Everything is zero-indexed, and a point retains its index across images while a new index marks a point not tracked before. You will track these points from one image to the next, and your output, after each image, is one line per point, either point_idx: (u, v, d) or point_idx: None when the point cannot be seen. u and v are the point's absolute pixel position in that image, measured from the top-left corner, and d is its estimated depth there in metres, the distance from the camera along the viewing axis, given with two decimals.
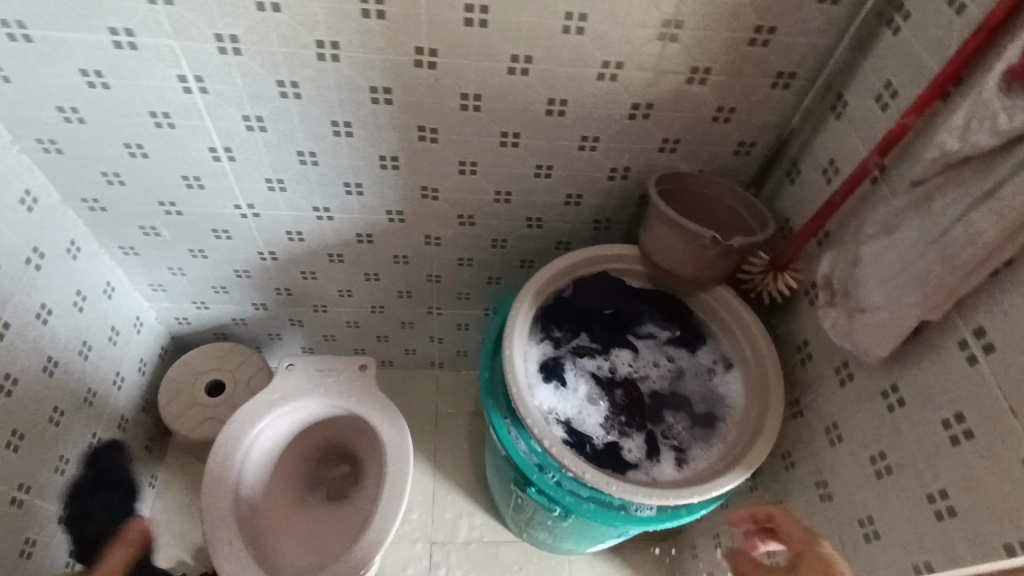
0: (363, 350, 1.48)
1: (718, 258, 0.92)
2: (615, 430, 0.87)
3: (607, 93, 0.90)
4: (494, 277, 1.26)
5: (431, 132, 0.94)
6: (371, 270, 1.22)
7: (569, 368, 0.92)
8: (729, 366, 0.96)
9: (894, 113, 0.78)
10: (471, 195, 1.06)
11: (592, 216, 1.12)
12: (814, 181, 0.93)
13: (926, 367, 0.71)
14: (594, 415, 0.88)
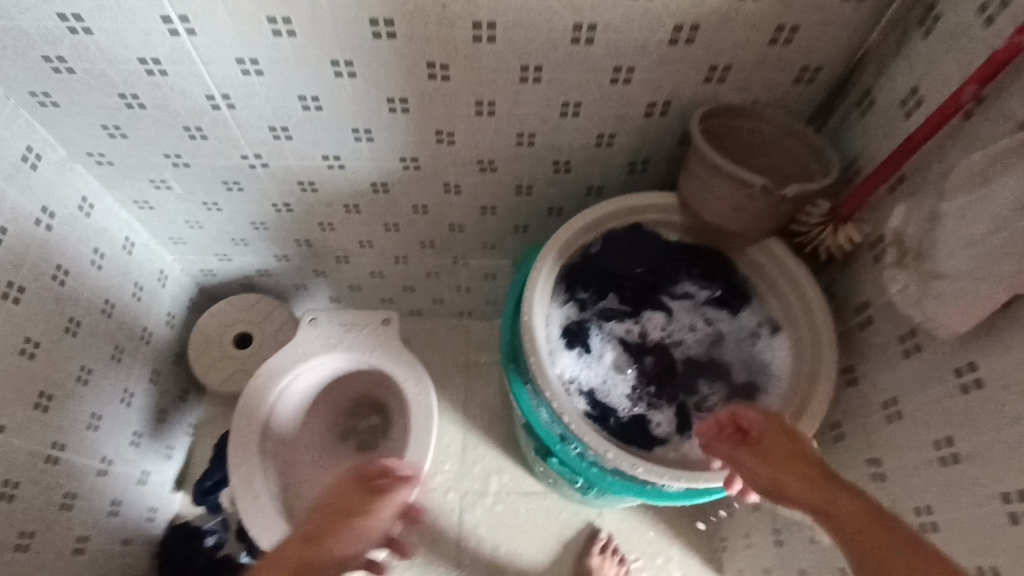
0: (389, 300, 1.44)
1: (768, 209, 0.81)
2: (642, 403, 0.81)
3: (643, 16, 0.76)
4: (520, 225, 1.17)
5: (442, 69, 0.84)
6: (390, 220, 1.16)
7: (594, 334, 0.85)
8: (775, 329, 0.87)
9: (1002, 29, 0.62)
10: (491, 139, 0.96)
11: (627, 158, 1.01)
12: (890, 114, 0.78)
13: (1014, 346, 0.60)
14: (619, 387, 0.82)
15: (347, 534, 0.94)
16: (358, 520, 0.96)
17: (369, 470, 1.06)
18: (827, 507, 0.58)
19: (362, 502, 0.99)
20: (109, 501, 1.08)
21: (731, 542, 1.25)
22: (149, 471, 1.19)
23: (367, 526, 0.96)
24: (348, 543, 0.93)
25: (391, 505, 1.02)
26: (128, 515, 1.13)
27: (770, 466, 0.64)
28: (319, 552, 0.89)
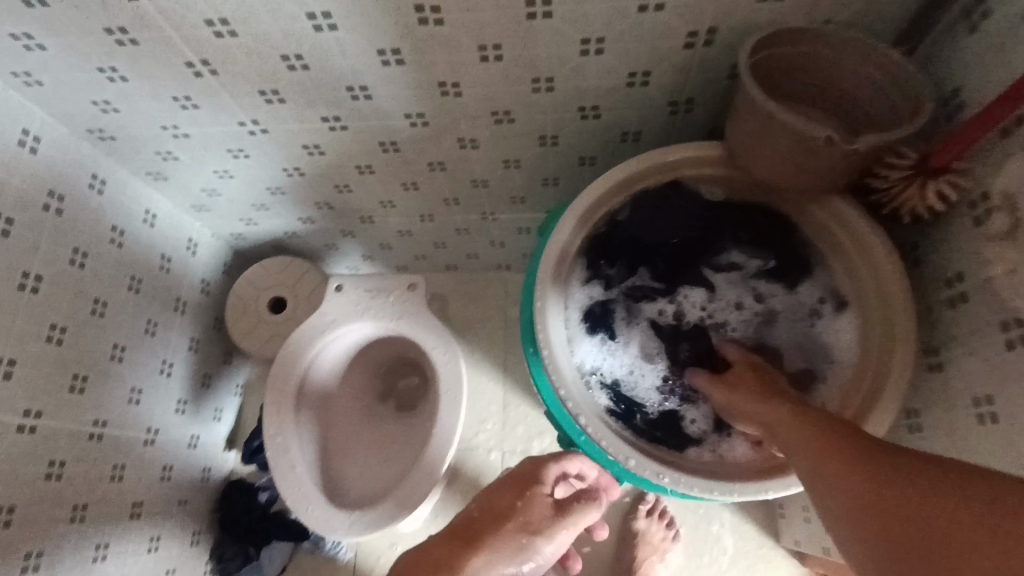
0: (422, 257, 1.37)
1: (834, 166, 0.65)
2: (673, 396, 0.75)
3: None
4: (550, 178, 1.05)
5: (434, 13, 0.71)
6: (408, 179, 1.06)
7: (620, 319, 0.77)
8: (841, 305, 0.74)
9: None
10: (502, 88, 0.83)
11: (667, 99, 0.84)
12: (1009, 32, 0.59)
13: None
14: (649, 380, 0.75)
15: (533, 538, 0.84)
16: (536, 531, 0.84)
17: (531, 467, 0.89)
18: (777, 429, 0.60)
19: (536, 523, 0.85)
20: (161, 467, 1.13)
21: (790, 512, 1.16)
22: (198, 435, 1.24)
23: (541, 538, 0.84)
24: (524, 553, 0.83)
25: (574, 525, 0.88)
26: (182, 477, 1.19)
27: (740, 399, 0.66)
28: (485, 544, 0.81)
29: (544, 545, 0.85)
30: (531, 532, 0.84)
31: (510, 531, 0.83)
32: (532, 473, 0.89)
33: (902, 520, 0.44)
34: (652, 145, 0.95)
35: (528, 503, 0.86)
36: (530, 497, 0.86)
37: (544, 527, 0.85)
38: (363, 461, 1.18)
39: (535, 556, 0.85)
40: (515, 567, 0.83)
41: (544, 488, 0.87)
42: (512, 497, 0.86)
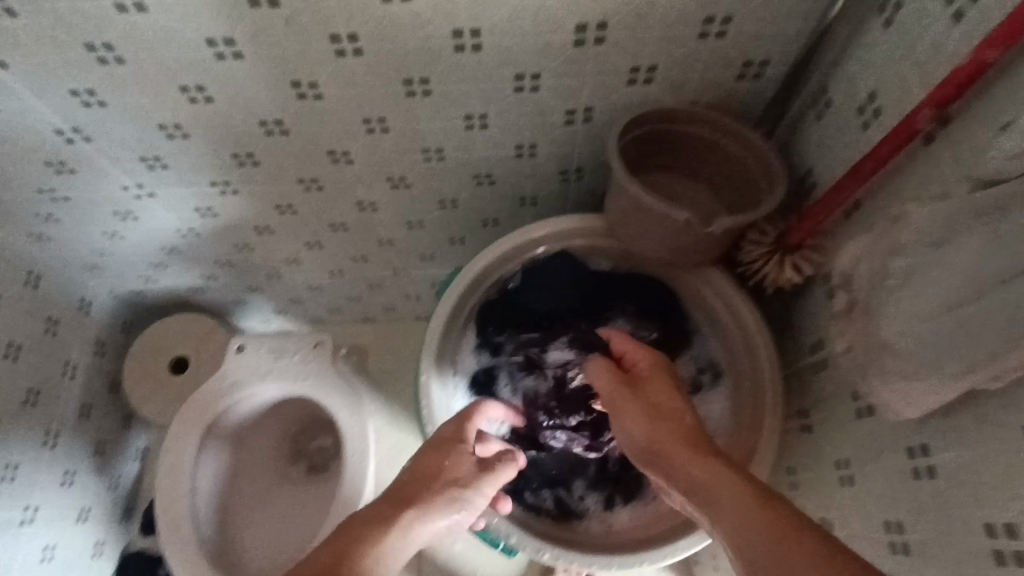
0: (337, 311, 1.33)
1: (700, 244, 0.69)
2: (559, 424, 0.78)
3: (534, 16, 0.62)
4: (455, 237, 1.05)
5: (311, 88, 0.71)
6: (311, 239, 1.04)
7: (533, 350, 0.78)
8: (719, 376, 0.76)
9: (969, 31, 0.47)
10: (391, 155, 0.83)
11: (556, 167, 0.86)
12: (844, 124, 0.63)
13: (978, 443, 0.48)
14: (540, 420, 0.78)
15: (458, 487, 0.62)
16: (465, 483, 0.63)
17: (439, 438, 0.67)
18: (698, 461, 0.54)
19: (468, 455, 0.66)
20: (42, 547, 1.05)
21: None
22: (89, 507, 1.16)
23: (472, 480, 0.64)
24: (453, 503, 0.61)
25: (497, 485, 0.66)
26: (68, 556, 1.11)
27: (648, 418, 0.60)
28: (359, 555, 0.51)
29: (480, 487, 0.64)
30: (452, 485, 0.62)
31: (404, 536, 0.56)
32: (435, 468, 0.64)
33: None
34: (550, 209, 0.97)
35: (435, 489, 0.61)
36: (437, 483, 0.62)
37: (474, 477, 0.64)
38: (266, 531, 1.13)
39: (479, 502, 0.64)
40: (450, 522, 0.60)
41: (465, 449, 0.66)
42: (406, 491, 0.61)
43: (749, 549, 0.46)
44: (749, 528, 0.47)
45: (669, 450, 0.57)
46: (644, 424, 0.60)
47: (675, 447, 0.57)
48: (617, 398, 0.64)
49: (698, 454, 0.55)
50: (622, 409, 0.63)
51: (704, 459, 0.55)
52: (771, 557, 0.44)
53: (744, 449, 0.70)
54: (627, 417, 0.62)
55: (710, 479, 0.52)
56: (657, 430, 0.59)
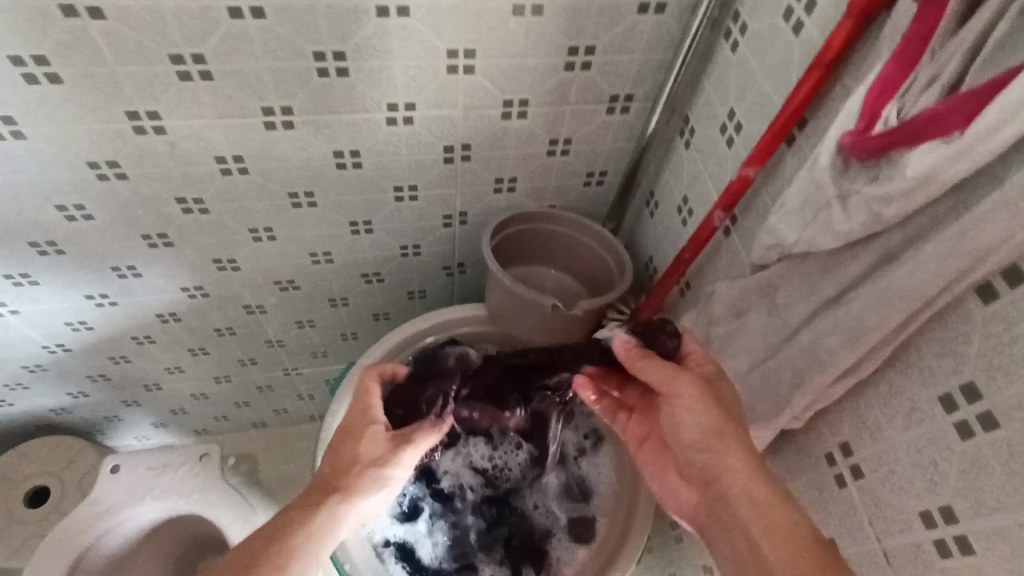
0: (224, 419, 1.28)
1: (570, 324, 0.78)
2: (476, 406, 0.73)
3: (407, 139, 0.72)
4: (348, 332, 1.08)
5: (197, 203, 0.74)
6: (195, 345, 1.02)
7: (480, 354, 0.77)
8: (599, 441, 0.82)
9: (740, 151, 0.62)
10: (280, 261, 0.87)
11: (440, 264, 0.94)
12: (670, 219, 0.77)
13: (799, 477, 0.57)
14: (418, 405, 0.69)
15: (376, 466, 0.62)
16: (384, 462, 0.63)
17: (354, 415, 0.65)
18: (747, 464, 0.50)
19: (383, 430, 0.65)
20: None
21: None
22: None
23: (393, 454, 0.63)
24: (373, 486, 0.61)
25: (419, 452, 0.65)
26: None
27: (715, 414, 0.53)
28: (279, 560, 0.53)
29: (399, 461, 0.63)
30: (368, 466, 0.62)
31: (329, 530, 0.57)
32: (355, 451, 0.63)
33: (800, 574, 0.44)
34: (438, 301, 1.03)
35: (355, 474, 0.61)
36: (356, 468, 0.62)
37: (395, 452, 0.63)
38: None
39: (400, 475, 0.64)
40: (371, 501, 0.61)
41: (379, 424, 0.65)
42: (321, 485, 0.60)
43: (769, 552, 0.46)
44: (772, 538, 0.46)
45: (727, 449, 0.51)
46: (716, 417, 0.52)
47: (735, 449, 0.51)
48: (680, 383, 0.54)
49: (749, 456, 0.51)
50: (685, 393, 0.54)
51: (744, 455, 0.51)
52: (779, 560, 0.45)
53: (629, 506, 0.75)
54: (690, 407, 0.54)
55: (758, 490, 0.49)
56: (726, 430, 0.52)
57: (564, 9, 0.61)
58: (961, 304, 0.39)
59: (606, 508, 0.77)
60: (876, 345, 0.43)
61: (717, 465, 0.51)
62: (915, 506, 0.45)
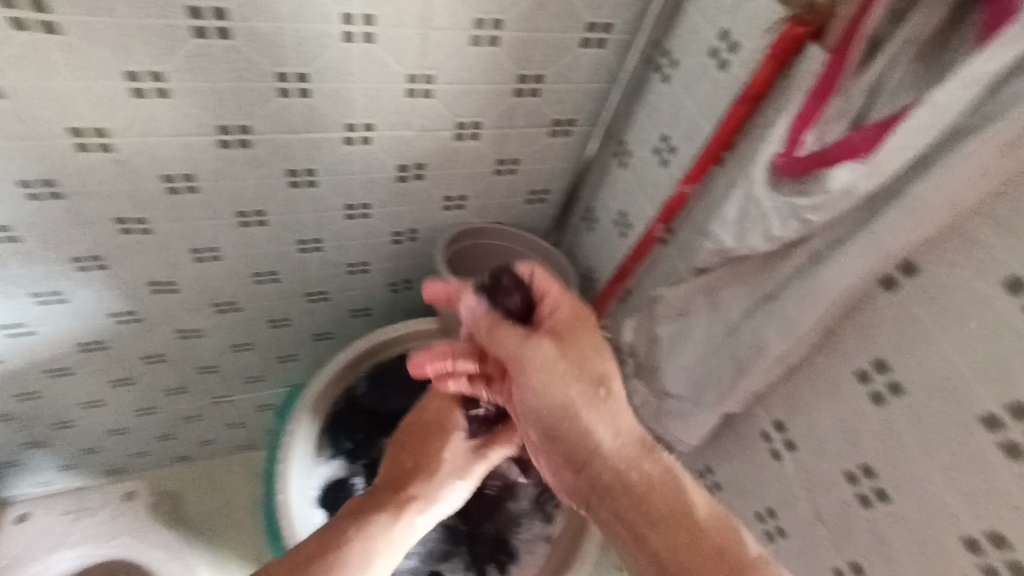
0: (143, 455, 1.19)
1: None
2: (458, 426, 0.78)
3: (363, 158, 0.73)
4: (286, 354, 1.06)
5: (138, 223, 0.71)
6: (119, 375, 0.96)
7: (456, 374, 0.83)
8: None
9: (674, 170, 0.69)
10: (220, 282, 0.84)
11: (386, 280, 0.95)
12: (609, 232, 0.84)
13: (740, 456, 0.64)
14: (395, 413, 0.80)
15: (442, 478, 0.59)
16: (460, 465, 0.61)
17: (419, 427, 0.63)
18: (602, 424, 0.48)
19: (455, 445, 0.62)
20: None
21: None
22: None
23: (414, 506, 0.56)
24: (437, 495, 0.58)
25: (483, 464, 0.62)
26: None
27: (569, 375, 0.49)
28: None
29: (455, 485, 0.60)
30: (435, 478, 0.59)
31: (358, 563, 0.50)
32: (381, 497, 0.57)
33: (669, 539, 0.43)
34: (381, 317, 1.04)
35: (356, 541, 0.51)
36: (379, 526, 0.53)
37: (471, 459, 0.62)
38: None
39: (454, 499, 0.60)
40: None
41: (459, 435, 0.63)
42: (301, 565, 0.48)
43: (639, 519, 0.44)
44: (663, 521, 0.44)
45: (592, 417, 0.48)
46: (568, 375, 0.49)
47: (595, 411, 0.48)
48: (532, 355, 0.49)
49: (606, 413, 0.48)
50: (537, 358, 0.49)
51: (598, 414, 0.48)
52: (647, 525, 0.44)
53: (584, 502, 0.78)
54: (548, 366, 0.49)
55: (632, 462, 0.46)
56: (584, 395, 0.48)
57: (516, 41, 0.66)
58: (870, 295, 0.48)
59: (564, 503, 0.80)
60: (806, 331, 0.50)
61: (585, 441, 0.48)
62: (840, 468, 0.53)
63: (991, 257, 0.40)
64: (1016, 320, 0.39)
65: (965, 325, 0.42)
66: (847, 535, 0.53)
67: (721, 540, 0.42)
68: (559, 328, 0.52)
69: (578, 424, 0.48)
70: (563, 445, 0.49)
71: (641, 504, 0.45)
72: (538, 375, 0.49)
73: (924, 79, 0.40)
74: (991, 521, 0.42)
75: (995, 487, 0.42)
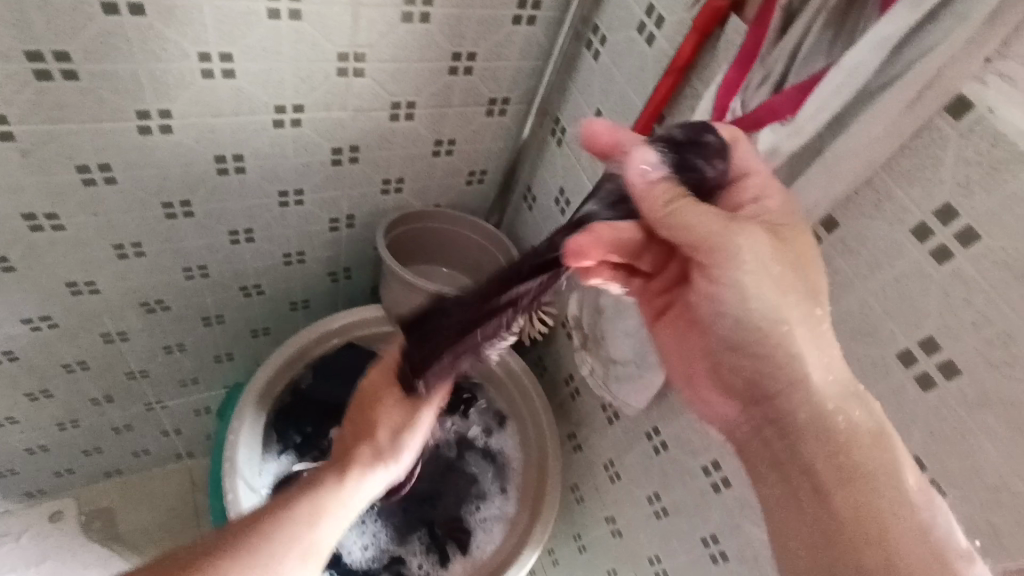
0: (68, 473, 1.10)
1: None
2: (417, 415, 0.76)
3: (294, 141, 0.71)
4: (222, 353, 1.01)
5: (50, 219, 0.66)
6: (36, 388, 0.89)
7: None
8: (503, 420, 0.85)
9: None
10: (146, 279, 0.80)
11: (325, 269, 0.93)
12: (548, 209, 0.85)
13: (684, 414, 0.68)
14: None
15: (380, 440, 0.55)
16: (403, 425, 0.54)
17: (363, 394, 0.57)
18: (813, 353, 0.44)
19: (390, 406, 0.54)
20: None
21: None
22: None
23: (353, 473, 0.53)
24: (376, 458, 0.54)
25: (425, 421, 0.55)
26: None
27: (777, 276, 0.43)
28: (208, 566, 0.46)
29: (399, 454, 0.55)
30: (371, 443, 0.54)
31: (293, 536, 0.49)
32: (323, 468, 0.55)
33: (846, 500, 0.41)
34: (322, 309, 1.01)
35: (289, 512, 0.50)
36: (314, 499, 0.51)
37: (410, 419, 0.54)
38: None
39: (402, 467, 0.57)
40: (313, 548, 0.49)
41: (390, 396, 0.54)
42: (229, 546, 0.47)
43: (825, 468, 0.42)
44: (850, 481, 0.42)
45: (794, 334, 0.43)
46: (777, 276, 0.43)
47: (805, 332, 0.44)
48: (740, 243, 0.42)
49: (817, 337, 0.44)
50: (746, 250, 0.42)
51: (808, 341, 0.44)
52: (833, 477, 0.42)
53: (537, 476, 0.80)
54: (750, 263, 0.43)
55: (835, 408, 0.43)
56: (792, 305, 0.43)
57: (448, 18, 0.66)
58: None
59: (518, 480, 0.81)
60: None
61: (794, 371, 0.44)
62: None
63: (900, 208, 0.44)
64: (924, 263, 0.44)
65: (879, 272, 0.46)
66: None
67: (895, 510, 0.40)
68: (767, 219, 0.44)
69: (780, 346, 0.44)
70: (751, 359, 0.45)
71: (823, 457, 0.43)
72: (733, 277, 0.43)
73: (835, 45, 0.43)
74: (911, 447, 0.47)
75: (912, 416, 0.46)
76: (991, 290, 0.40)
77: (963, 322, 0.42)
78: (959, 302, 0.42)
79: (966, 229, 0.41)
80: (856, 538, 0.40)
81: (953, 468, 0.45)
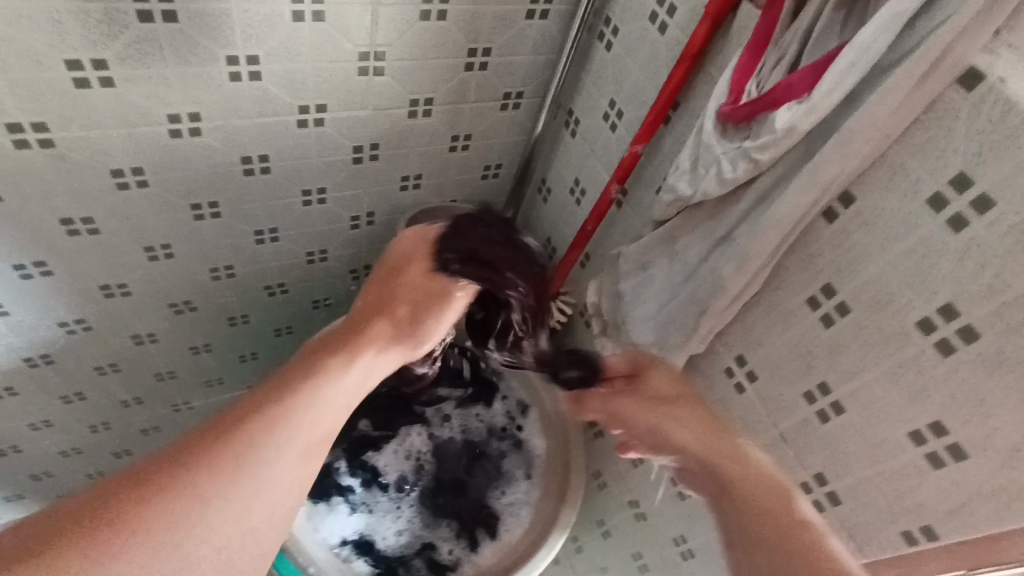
0: (98, 475, 1.13)
1: None
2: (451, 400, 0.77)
3: (317, 141, 0.73)
4: (247, 353, 1.03)
5: (85, 223, 0.69)
6: (69, 391, 0.91)
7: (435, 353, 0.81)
8: (526, 409, 0.87)
9: (624, 133, 0.73)
10: (175, 280, 0.82)
11: (346, 266, 0.95)
12: (564, 200, 0.87)
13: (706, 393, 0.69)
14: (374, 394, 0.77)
15: (385, 321, 0.55)
16: (412, 308, 0.56)
17: (387, 278, 0.58)
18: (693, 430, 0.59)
19: (407, 288, 0.57)
20: None
21: None
22: None
23: (364, 351, 0.52)
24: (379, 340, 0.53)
25: (429, 306, 0.57)
26: None
27: (653, 406, 0.63)
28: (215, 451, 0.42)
29: (411, 333, 0.56)
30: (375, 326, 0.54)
31: (299, 416, 0.46)
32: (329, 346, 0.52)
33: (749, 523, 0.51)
34: (343, 306, 1.03)
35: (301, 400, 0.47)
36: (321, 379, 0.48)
37: (420, 303, 0.56)
38: None
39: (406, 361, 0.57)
40: (316, 425, 0.46)
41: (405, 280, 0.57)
42: (241, 417, 0.45)
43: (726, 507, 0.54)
44: (743, 507, 0.52)
45: (676, 435, 0.60)
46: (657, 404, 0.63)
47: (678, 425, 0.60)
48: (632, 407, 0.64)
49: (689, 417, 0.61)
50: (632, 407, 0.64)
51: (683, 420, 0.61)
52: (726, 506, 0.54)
53: (562, 462, 0.82)
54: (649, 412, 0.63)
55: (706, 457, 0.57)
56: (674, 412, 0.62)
57: (464, 15, 0.68)
58: (814, 228, 0.53)
59: (543, 466, 0.83)
60: (760, 264, 0.55)
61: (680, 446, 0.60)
62: (800, 389, 0.58)
63: (915, 180, 0.46)
64: (940, 232, 0.45)
65: (896, 243, 0.48)
66: (809, 449, 0.59)
67: (774, 517, 0.50)
68: (638, 370, 0.66)
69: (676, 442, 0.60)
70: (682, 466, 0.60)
71: (732, 510, 0.53)
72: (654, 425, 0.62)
73: (848, 24, 0.45)
74: (932, 413, 0.48)
75: (932, 383, 0.48)
76: (1006, 255, 0.42)
77: (979, 288, 0.44)
78: (975, 269, 0.44)
79: (981, 197, 0.42)
80: (760, 545, 0.49)
81: (974, 430, 0.46)
